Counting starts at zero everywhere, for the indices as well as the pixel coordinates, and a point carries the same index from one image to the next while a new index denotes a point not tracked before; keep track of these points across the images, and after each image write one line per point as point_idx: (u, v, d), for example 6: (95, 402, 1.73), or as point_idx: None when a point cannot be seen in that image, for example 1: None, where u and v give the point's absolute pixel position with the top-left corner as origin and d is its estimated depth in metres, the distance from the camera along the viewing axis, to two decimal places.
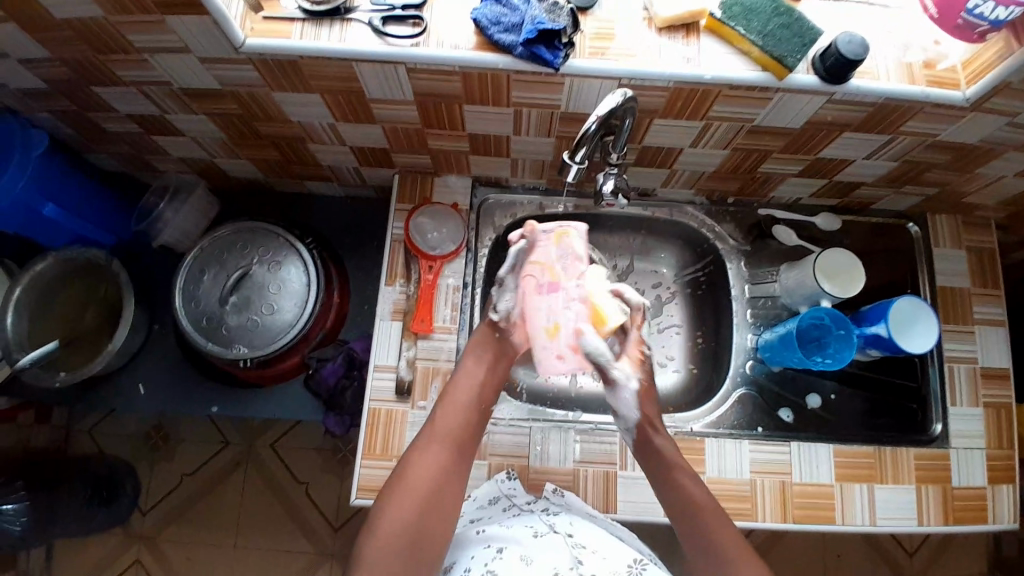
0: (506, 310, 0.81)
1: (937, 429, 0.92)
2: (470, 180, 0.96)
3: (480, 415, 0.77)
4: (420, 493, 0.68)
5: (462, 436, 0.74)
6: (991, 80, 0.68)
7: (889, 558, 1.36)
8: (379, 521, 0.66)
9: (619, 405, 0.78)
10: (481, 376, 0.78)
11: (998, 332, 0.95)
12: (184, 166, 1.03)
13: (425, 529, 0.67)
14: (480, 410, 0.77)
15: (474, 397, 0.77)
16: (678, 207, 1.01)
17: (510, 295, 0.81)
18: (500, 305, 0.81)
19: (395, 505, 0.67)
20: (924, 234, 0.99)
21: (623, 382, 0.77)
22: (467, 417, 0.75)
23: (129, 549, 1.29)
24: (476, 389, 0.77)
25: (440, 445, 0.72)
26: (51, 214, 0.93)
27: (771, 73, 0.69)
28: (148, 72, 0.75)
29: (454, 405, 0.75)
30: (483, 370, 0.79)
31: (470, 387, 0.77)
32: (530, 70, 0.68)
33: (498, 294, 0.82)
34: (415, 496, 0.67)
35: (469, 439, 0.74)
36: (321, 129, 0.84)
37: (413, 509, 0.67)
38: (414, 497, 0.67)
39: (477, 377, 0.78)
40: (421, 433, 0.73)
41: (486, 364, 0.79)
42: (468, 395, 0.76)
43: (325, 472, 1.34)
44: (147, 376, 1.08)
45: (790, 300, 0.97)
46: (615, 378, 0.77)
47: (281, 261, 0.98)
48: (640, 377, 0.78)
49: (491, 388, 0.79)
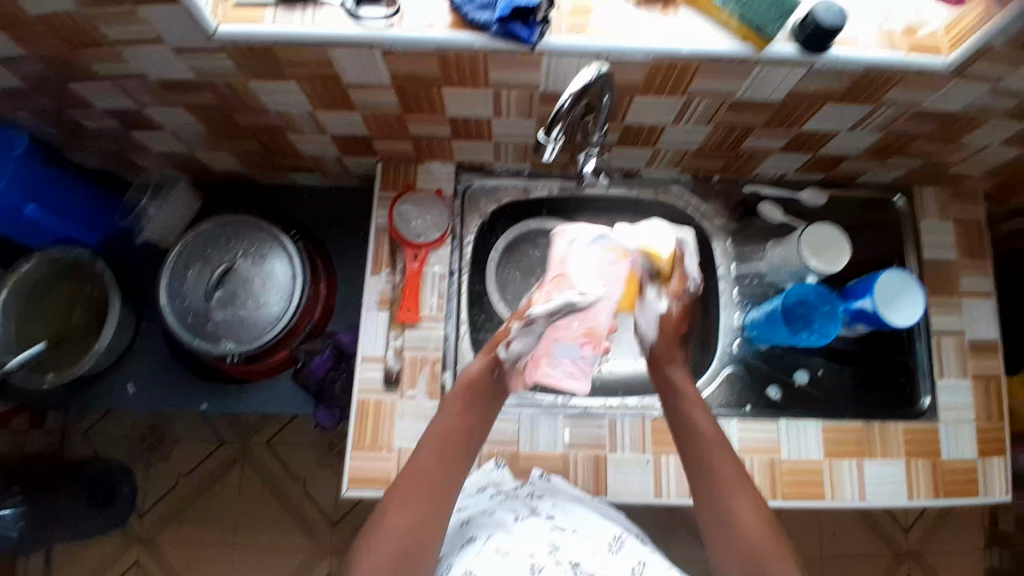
0: (518, 351, 0.73)
1: (926, 402, 0.93)
2: (454, 165, 0.95)
3: (464, 449, 0.71)
4: (401, 528, 0.64)
5: (440, 478, 0.68)
6: (971, 44, 0.69)
7: (886, 536, 1.37)
8: (359, 561, 0.64)
9: (642, 322, 0.80)
10: (465, 407, 0.72)
11: (985, 303, 0.96)
12: (164, 162, 1.02)
13: (404, 572, 0.63)
14: (462, 446, 0.70)
15: (460, 428, 0.71)
16: (665, 187, 1.01)
17: (529, 336, 0.73)
18: (513, 344, 0.73)
19: (372, 550, 0.64)
20: (909, 208, 0.99)
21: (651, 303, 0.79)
22: (451, 452, 0.69)
23: (126, 554, 1.29)
24: (455, 425, 0.71)
25: (416, 488, 0.67)
26: (33, 214, 0.92)
27: (751, 44, 0.69)
28: (123, 66, 0.74)
29: (431, 439, 0.70)
30: (461, 400, 0.72)
31: (451, 423, 0.71)
32: (507, 48, 0.68)
33: (514, 329, 0.73)
34: (400, 530, 0.64)
35: (450, 476, 0.68)
36: (300, 117, 0.83)
37: (393, 546, 0.64)
38: (395, 533, 0.64)
39: (462, 410, 0.72)
40: (401, 470, 0.69)
41: (464, 396, 0.73)
42: (453, 427, 0.71)
43: (321, 468, 1.33)
44: (136, 373, 1.07)
45: (778, 278, 0.97)
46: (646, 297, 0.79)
47: (265, 255, 0.97)
48: (675, 305, 0.79)
49: (473, 422, 0.72)
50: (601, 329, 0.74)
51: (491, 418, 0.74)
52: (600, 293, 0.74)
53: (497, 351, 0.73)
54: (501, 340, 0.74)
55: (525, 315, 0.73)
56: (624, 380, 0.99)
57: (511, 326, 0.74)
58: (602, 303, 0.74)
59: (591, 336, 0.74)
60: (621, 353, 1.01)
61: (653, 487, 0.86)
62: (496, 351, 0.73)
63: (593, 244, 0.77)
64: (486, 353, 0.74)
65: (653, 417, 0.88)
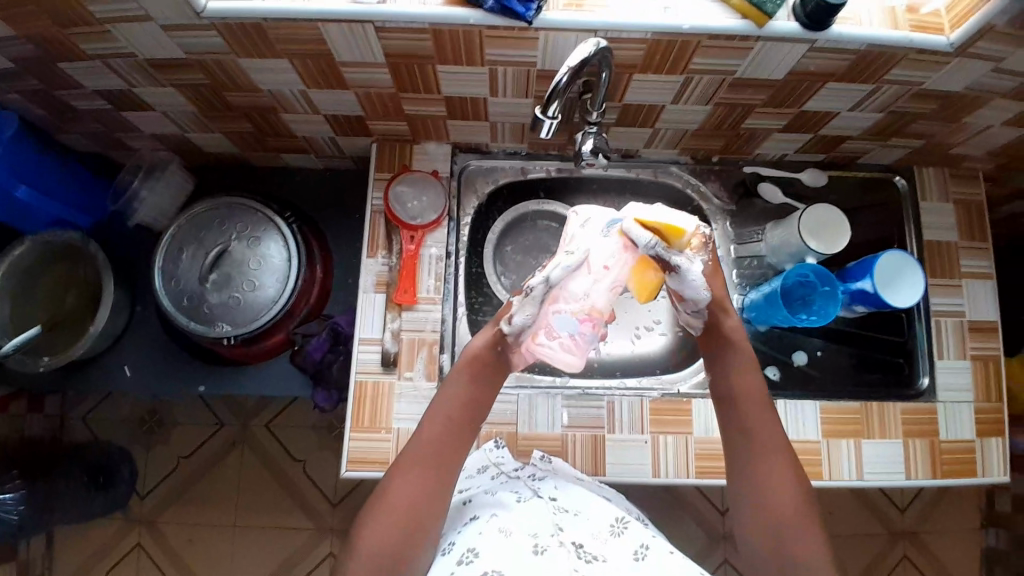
0: (521, 325, 0.72)
1: (924, 383, 0.93)
2: (450, 146, 0.94)
3: (470, 428, 0.71)
4: (401, 505, 0.64)
5: (444, 455, 0.67)
6: (973, 25, 0.67)
7: (881, 516, 1.38)
8: (359, 543, 0.63)
9: (688, 290, 0.74)
10: (468, 384, 0.71)
11: (984, 285, 0.95)
12: (156, 143, 1.01)
13: (406, 554, 0.63)
14: (467, 427, 0.70)
15: (465, 411, 0.70)
16: (662, 168, 0.99)
17: (530, 307, 0.71)
18: (515, 318, 0.72)
19: (375, 528, 0.63)
20: (911, 188, 0.98)
21: (688, 270, 0.72)
22: (453, 439, 0.68)
23: (129, 534, 1.30)
24: (459, 403, 0.70)
25: (420, 469, 0.66)
26: (25, 196, 0.91)
27: (752, 20, 0.68)
28: (112, 44, 0.72)
29: (433, 420, 0.69)
30: (465, 378, 0.71)
31: (456, 406, 0.70)
32: (502, 24, 0.66)
33: (514, 304, 0.73)
34: (398, 509, 0.63)
35: (456, 458, 0.68)
36: (292, 96, 0.81)
37: (399, 521, 0.63)
38: (399, 510, 0.63)
39: (466, 391, 0.71)
40: (402, 451, 0.68)
41: (469, 373, 0.72)
42: (458, 411, 0.70)
43: (321, 449, 1.34)
44: (132, 357, 1.06)
45: (777, 260, 0.96)
46: (677, 267, 0.72)
47: (260, 237, 0.96)
48: (707, 258, 0.75)
49: (477, 399, 0.71)
50: (603, 306, 0.70)
51: (493, 396, 0.73)
52: (589, 253, 0.71)
53: (499, 326, 0.73)
54: (503, 315, 0.73)
55: (523, 288, 0.72)
56: (621, 363, 0.99)
57: (511, 301, 0.73)
58: (596, 274, 0.70)
59: (592, 313, 0.69)
60: (619, 335, 1.01)
61: (651, 465, 0.86)
62: (499, 326, 0.73)
63: (606, 230, 0.72)
64: (490, 327, 0.74)
65: (651, 399, 0.88)
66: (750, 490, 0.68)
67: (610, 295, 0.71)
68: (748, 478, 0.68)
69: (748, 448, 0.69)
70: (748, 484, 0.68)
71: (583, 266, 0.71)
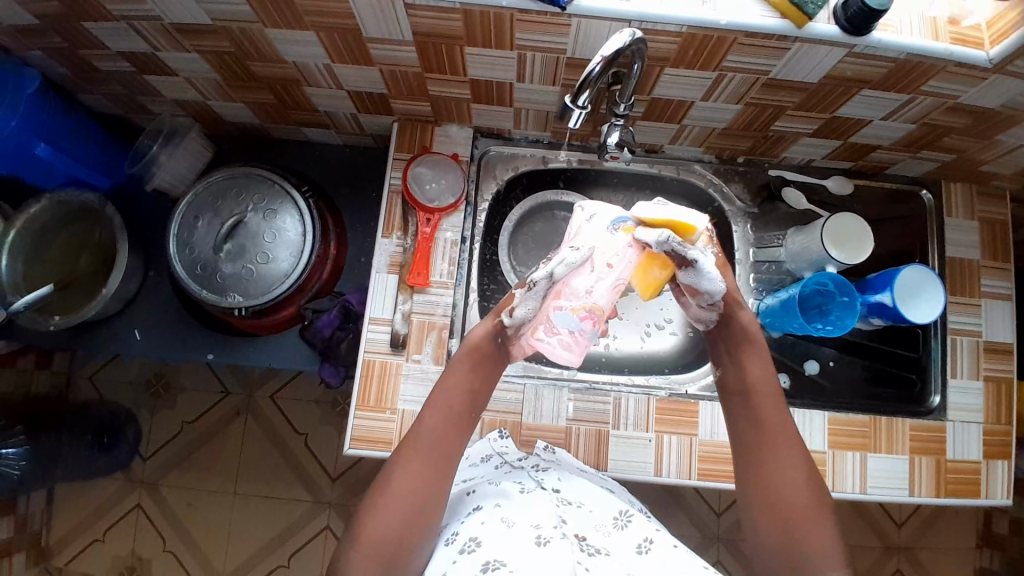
0: (521, 318, 0.70)
1: (935, 401, 0.92)
2: (472, 130, 0.93)
3: (469, 417, 0.70)
4: (403, 492, 0.63)
5: (444, 444, 0.67)
6: (1013, 42, 0.65)
7: (878, 530, 1.38)
8: (361, 531, 0.63)
9: (702, 284, 0.71)
10: (470, 373, 0.71)
11: (1004, 306, 0.93)
12: (178, 108, 1.00)
13: (405, 542, 0.63)
14: (468, 416, 0.70)
15: (467, 400, 0.70)
16: (686, 165, 0.98)
17: (531, 302, 0.70)
18: (516, 311, 0.70)
19: (376, 513, 0.63)
20: (937, 203, 0.96)
21: (704, 262, 0.69)
22: (453, 426, 0.68)
23: (131, 494, 1.32)
24: (462, 393, 0.70)
25: (424, 457, 0.66)
26: (44, 153, 0.91)
27: (790, 20, 0.66)
28: (137, 6, 0.72)
29: (435, 408, 0.68)
30: (467, 365, 0.71)
31: (459, 396, 0.69)
32: (533, 9, 0.64)
33: (517, 297, 0.71)
34: (401, 496, 0.63)
35: (458, 446, 0.68)
36: (316, 70, 0.81)
37: (401, 510, 0.63)
38: (401, 497, 0.63)
39: (469, 381, 0.70)
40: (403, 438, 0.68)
41: (472, 362, 0.71)
42: (462, 400, 0.69)
43: (323, 424, 1.35)
44: (142, 322, 1.07)
45: (795, 266, 0.94)
46: (693, 260, 0.69)
47: (276, 209, 0.96)
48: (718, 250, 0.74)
49: (478, 386, 0.71)
50: (604, 305, 0.70)
51: (494, 385, 0.73)
52: (595, 250, 0.70)
53: (501, 317, 0.71)
54: (505, 307, 0.72)
55: (525, 281, 0.70)
56: (630, 360, 0.99)
57: (513, 294, 0.71)
58: (599, 272, 0.69)
59: (594, 311, 0.69)
60: (630, 331, 1.00)
61: (654, 464, 0.86)
62: (500, 317, 0.71)
63: (613, 227, 0.71)
64: (491, 317, 0.72)
65: (658, 398, 0.88)
66: (752, 495, 0.67)
67: (613, 293, 0.70)
68: (751, 483, 0.68)
69: (755, 456, 0.68)
70: (750, 490, 0.67)
71: (586, 263, 0.70)
